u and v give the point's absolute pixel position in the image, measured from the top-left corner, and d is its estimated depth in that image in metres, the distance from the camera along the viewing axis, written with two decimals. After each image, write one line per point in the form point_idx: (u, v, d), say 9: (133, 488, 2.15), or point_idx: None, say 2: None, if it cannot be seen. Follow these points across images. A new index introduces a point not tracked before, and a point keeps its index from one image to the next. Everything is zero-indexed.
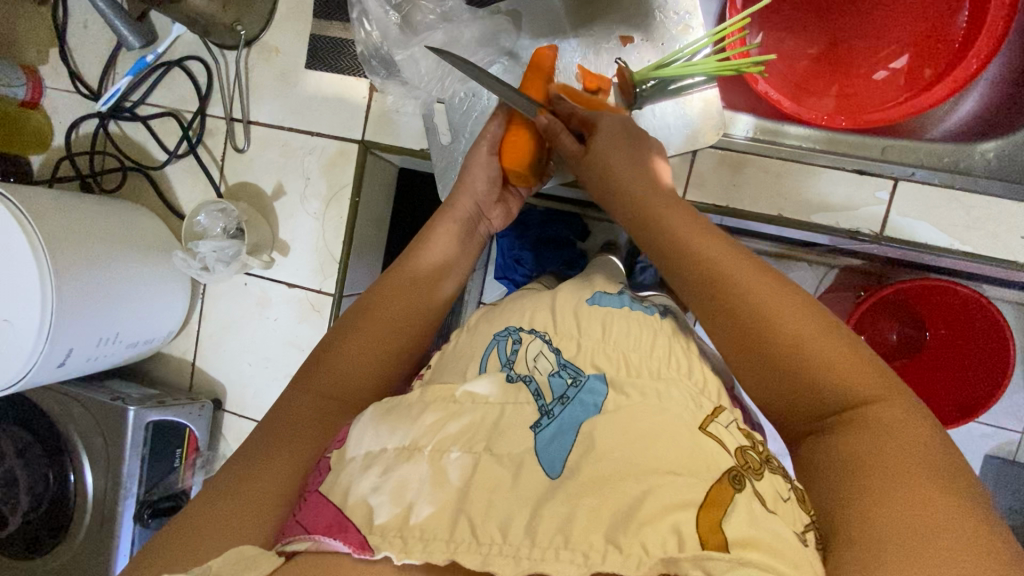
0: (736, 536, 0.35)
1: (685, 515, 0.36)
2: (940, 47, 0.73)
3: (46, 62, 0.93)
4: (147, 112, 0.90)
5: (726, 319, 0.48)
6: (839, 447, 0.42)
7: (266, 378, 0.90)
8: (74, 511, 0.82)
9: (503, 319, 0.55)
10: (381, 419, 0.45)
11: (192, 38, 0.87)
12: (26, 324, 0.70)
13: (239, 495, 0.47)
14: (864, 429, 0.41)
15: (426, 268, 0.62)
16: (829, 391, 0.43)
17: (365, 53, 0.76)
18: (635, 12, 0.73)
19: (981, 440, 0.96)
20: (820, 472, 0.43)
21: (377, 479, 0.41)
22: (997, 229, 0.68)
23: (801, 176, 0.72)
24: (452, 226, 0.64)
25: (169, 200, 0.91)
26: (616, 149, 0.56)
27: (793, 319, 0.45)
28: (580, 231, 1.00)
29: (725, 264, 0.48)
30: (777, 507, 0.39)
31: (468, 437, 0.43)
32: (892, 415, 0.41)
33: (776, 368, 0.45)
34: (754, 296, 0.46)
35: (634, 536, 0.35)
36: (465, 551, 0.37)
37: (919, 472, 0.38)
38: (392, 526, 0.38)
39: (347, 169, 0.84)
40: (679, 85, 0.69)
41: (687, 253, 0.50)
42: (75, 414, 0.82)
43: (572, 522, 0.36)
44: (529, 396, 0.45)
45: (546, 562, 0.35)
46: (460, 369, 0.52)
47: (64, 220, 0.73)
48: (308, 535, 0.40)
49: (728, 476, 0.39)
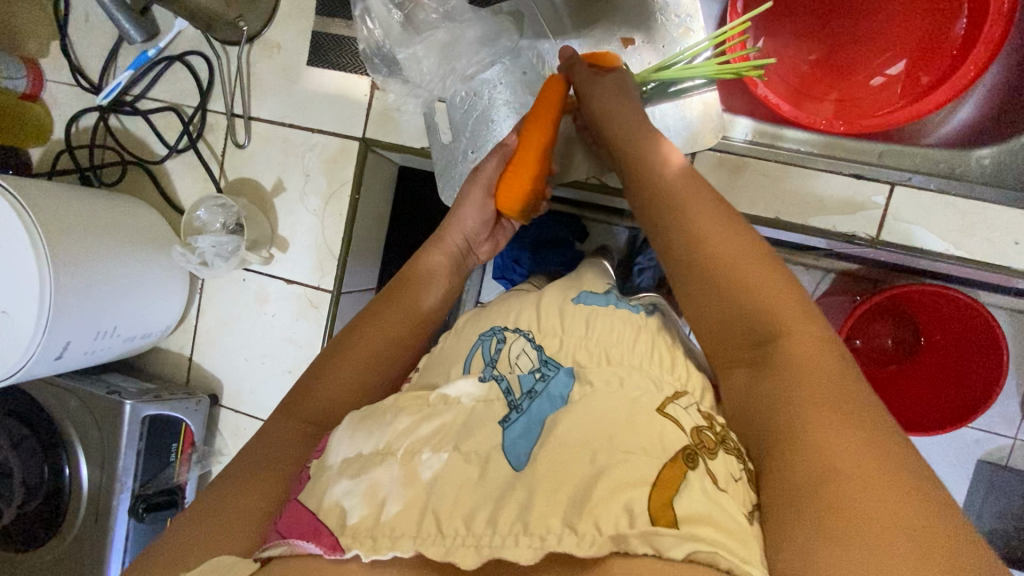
0: (686, 513, 0.35)
1: (637, 494, 0.35)
2: (938, 53, 0.74)
3: (48, 55, 0.93)
4: (148, 106, 0.90)
5: (677, 259, 0.50)
6: (763, 387, 0.42)
7: (263, 375, 0.90)
8: (68, 506, 0.82)
9: (488, 321, 0.56)
10: (356, 426, 0.45)
11: (195, 33, 0.87)
12: (23, 320, 0.70)
13: (232, 497, 0.48)
14: (785, 368, 0.42)
15: (414, 289, 0.64)
16: (764, 329, 0.44)
17: (367, 51, 0.76)
18: (634, 15, 0.73)
19: (974, 446, 0.97)
20: (749, 413, 0.43)
21: (349, 483, 0.41)
22: (988, 235, 0.69)
23: (798, 179, 0.72)
24: (442, 257, 0.67)
25: (169, 195, 0.91)
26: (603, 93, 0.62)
27: (746, 273, 0.47)
28: (579, 233, 1.01)
29: (687, 205, 0.51)
30: (730, 486, 0.38)
31: (442, 436, 0.43)
32: (813, 354, 0.42)
33: (732, 325, 0.46)
34: (706, 233, 0.49)
35: (588, 517, 0.35)
36: (430, 545, 0.36)
37: (846, 430, 0.37)
38: (364, 527, 0.38)
39: (347, 166, 0.84)
40: (680, 87, 0.71)
41: (653, 196, 0.54)
42: (71, 406, 0.82)
43: (529, 508, 0.36)
44: (499, 392, 0.46)
45: (505, 548, 0.35)
46: (444, 370, 0.53)
47: (63, 213, 0.73)
48: (284, 540, 0.39)
49: (682, 454, 0.38)
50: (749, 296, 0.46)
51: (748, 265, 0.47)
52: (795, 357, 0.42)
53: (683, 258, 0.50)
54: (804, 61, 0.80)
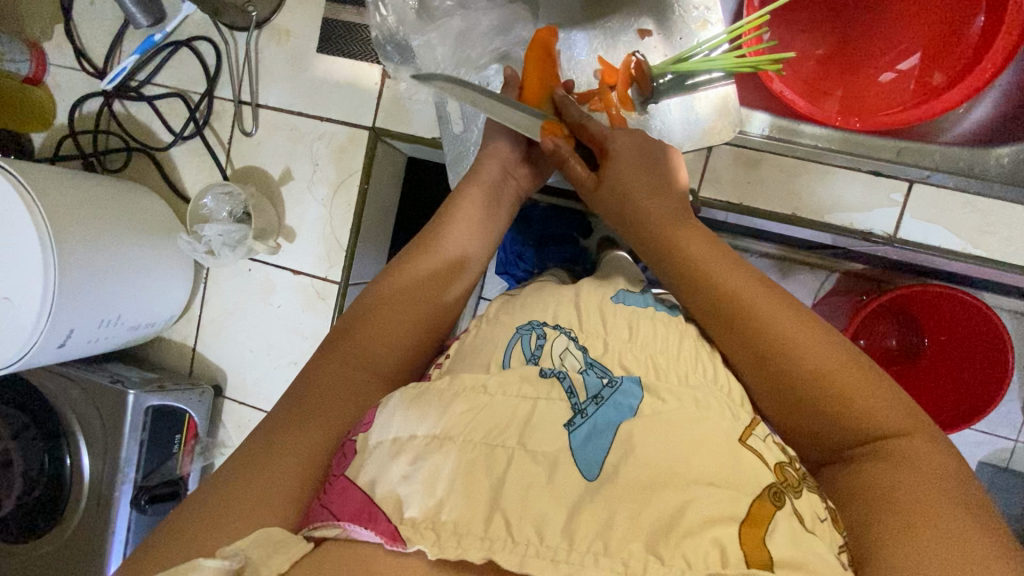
0: (780, 556, 0.35)
1: (724, 531, 0.36)
2: (952, 53, 0.73)
3: (51, 38, 0.91)
4: (153, 91, 0.88)
5: (748, 347, 0.48)
6: (867, 478, 0.42)
7: (269, 366, 0.89)
8: (69, 496, 0.81)
9: (527, 313, 0.54)
10: (409, 404, 0.44)
11: (202, 18, 0.86)
12: (27, 305, 0.69)
13: (264, 465, 0.47)
14: (892, 464, 0.42)
15: (452, 245, 0.61)
16: (860, 424, 0.44)
17: (380, 38, 0.75)
18: (653, 6, 0.72)
19: (975, 447, 0.97)
20: (848, 494, 0.44)
21: (407, 467, 0.40)
22: (1006, 234, 0.68)
23: (815, 176, 0.72)
24: (479, 192, 0.64)
25: (173, 182, 0.90)
26: (630, 175, 0.56)
27: (831, 371, 0.45)
28: (582, 228, 0.98)
29: (756, 299, 0.49)
30: (816, 526, 0.39)
31: (493, 434, 0.42)
32: (921, 452, 0.42)
33: (821, 422, 0.45)
34: (779, 328, 0.47)
35: (674, 547, 0.35)
36: (501, 551, 0.36)
37: (957, 523, 0.38)
38: (423, 519, 0.38)
39: (357, 155, 0.82)
40: (696, 81, 0.68)
41: (714, 288, 0.50)
42: (72, 396, 0.81)
43: (610, 529, 0.36)
44: (562, 393, 0.45)
45: (587, 568, 0.35)
46: (482, 361, 0.50)
47: (71, 202, 0.72)
48: (337, 522, 0.39)
49: (767, 491, 0.39)
50: (838, 393, 0.45)
51: (830, 364, 0.46)
52: (894, 451, 0.43)
53: (757, 350, 0.48)
54: (814, 54, 0.79)
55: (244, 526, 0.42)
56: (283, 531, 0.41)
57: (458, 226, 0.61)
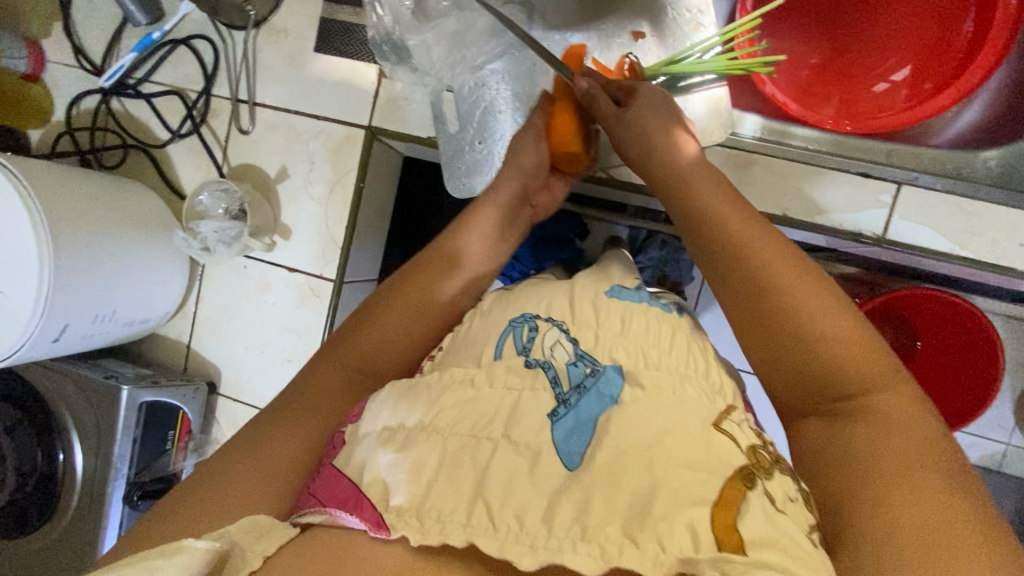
0: (752, 537, 0.34)
1: (699, 514, 0.35)
2: (941, 63, 0.74)
3: (49, 35, 0.92)
4: (151, 89, 0.89)
5: (744, 294, 0.48)
6: (851, 438, 0.42)
7: (262, 363, 0.89)
8: (60, 491, 0.80)
9: (518, 308, 0.54)
10: (398, 398, 0.45)
11: (201, 17, 0.86)
12: (20, 299, 0.69)
13: (255, 455, 0.48)
14: (875, 421, 0.42)
15: (463, 263, 0.60)
16: (847, 378, 0.44)
17: (376, 39, 0.76)
18: (646, 9, 0.73)
19: (966, 449, 0.97)
20: (829, 455, 0.43)
21: (393, 456, 0.41)
22: (992, 235, 0.69)
23: (805, 178, 0.72)
24: (495, 212, 0.62)
25: (170, 179, 0.90)
26: (647, 120, 0.56)
27: (828, 328, 0.45)
28: (580, 230, 1.00)
29: (756, 250, 0.48)
30: (788, 508, 0.37)
31: (480, 425, 0.43)
32: (906, 410, 0.42)
33: (812, 378, 0.45)
34: (780, 281, 0.47)
35: (650, 531, 0.35)
36: (482, 535, 0.36)
37: (938, 487, 0.38)
38: (409, 507, 0.39)
39: (352, 154, 0.83)
40: (689, 82, 0.70)
41: (718, 241, 0.50)
42: (67, 391, 0.81)
43: (588, 512, 0.37)
44: (546, 382, 0.45)
45: (565, 553, 0.35)
46: (475, 353, 0.51)
47: (64, 195, 0.72)
48: (324, 508, 0.40)
49: (739, 472, 0.38)
50: (829, 346, 0.44)
51: (830, 323, 0.45)
52: (886, 414, 0.42)
53: (755, 303, 0.47)
54: (808, 62, 0.80)
55: (235, 512, 0.43)
56: (268, 517, 0.41)
57: (456, 224, 0.61)
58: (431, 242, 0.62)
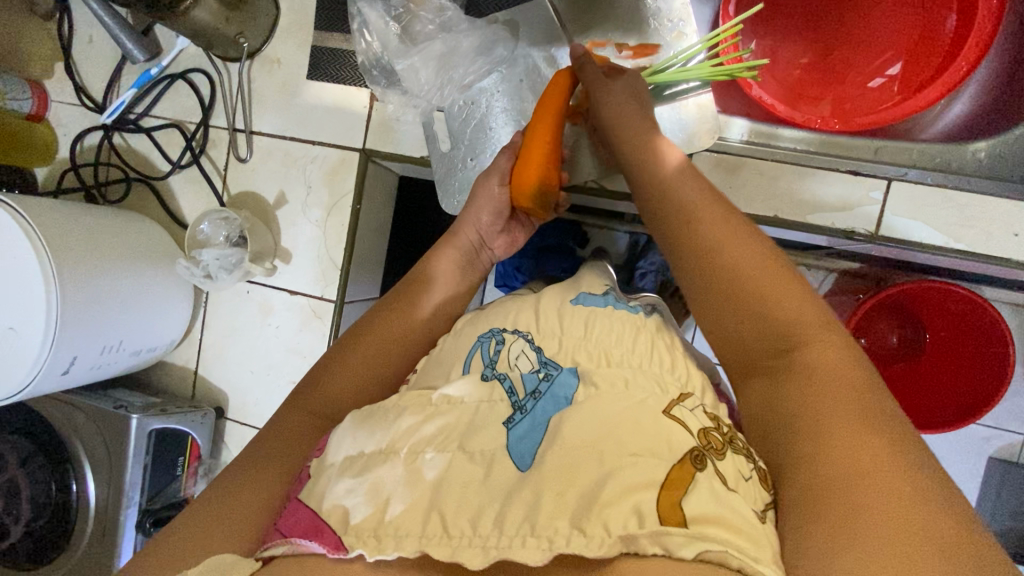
0: (695, 513, 0.35)
1: (644, 496, 0.36)
2: (931, 50, 0.75)
3: (53, 76, 0.95)
4: (151, 123, 0.91)
5: (687, 255, 0.50)
6: (783, 397, 0.43)
7: (268, 387, 0.91)
8: (77, 520, 0.82)
9: (488, 321, 0.56)
10: (359, 424, 0.46)
11: (196, 51, 0.89)
12: (30, 338, 0.70)
13: (236, 493, 0.49)
14: (801, 377, 0.42)
15: (417, 287, 0.63)
16: (783, 336, 0.44)
17: (366, 64, 0.78)
18: (628, 21, 0.75)
19: (984, 443, 0.96)
20: (769, 418, 0.44)
21: (351, 482, 0.41)
22: (986, 227, 0.69)
23: (795, 177, 0.73)
24: (453, 252, 0.66)
25: (173, 210, 0.92)
26: (618, 96, 0.60)
27: (754, 278, 0.46)
28: (579, 239, 1.01)
29: (703, 226, 0.50)
30: (739, 486, 0.39)
31: (445, 435, 0.43)
32: (837, 362, 0.42)
33: (752, 340, 0.46)
34: (716, 244, 0.48)
35: (596, 519, 0.35)
36: (436, 544, 0.36)
37: (869, 435, 0.38)
38: (367, 526, 0.39)
39: (348, 177, 0.85)
40: (676, 89, 0.71)
41: (659, 206, 0.53)
42: (78, 422, 0.82)
43: (537, 510, 0.36)
44: (503, 393, 0.46)
45: (513, 549, 0.35)
46: (444, 371, 0.52)
47: (69, 230, 0.74)
48: (285, 538, 0.40)
49: (690, 455, 0.39)
50: (763, 313, 0.45)
51: (762, 280, 0.46)
52: (818, 368, 0.42)
53: (691, 266, 0.50)
54: (799, 62, 0.81)
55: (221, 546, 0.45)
56: (235, 555, 0.42)
57: (434, 271, 0.65)
58: (397, 283, 0.65)
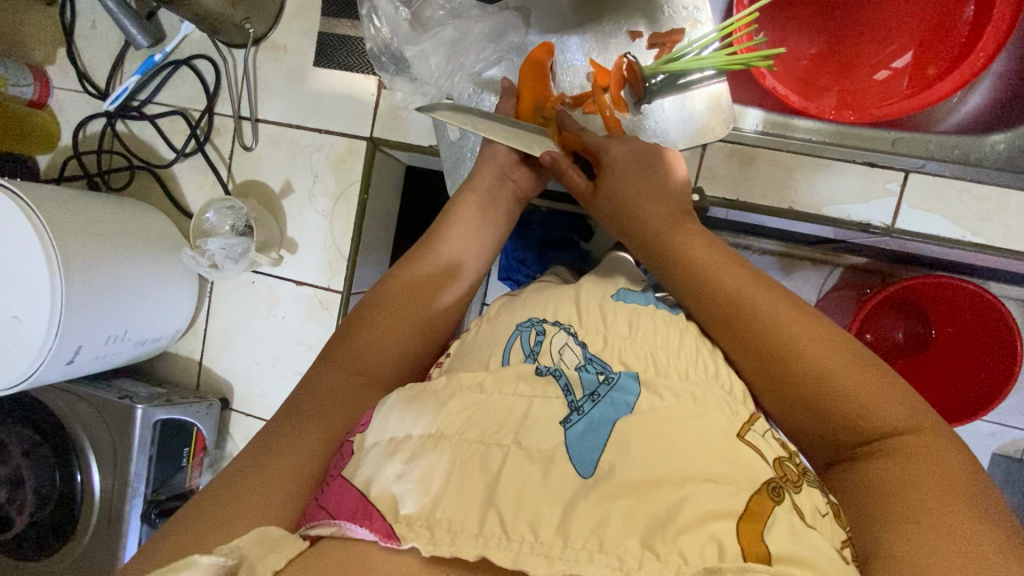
0: (778, 551, 0.35)
1: (723, 526, 0.36)
2: (944, 42, 0.73)
3: (55, 62, 0.93)
4: (156, 110, 0.90)
5: (748, 341, 0.49)
6: (872, 478, 0.43)
7: (274, 378, 0.90)
8: (81, 512, 0.81)
9: (528, 309, 0.54)
10: (405, 404, 0.45)
11: (201, 37, 0.87)
12: (35, 326, 0.70)
13: (258, 472, 0.48)
14: (897, 462, 0.42)
15: (448, 255, 0.62)
16: (866, 423, 0.44)
17: (375, 50, 0.77)
18: (644, 8, 0.73)
19: (989, 439, 0.96)
20: (856, 495, 0.43)
21: (401, 466, 0.41)
22: (1005, 220, 0.68)
23: (810, 170, 0.72)
24: (477, 205, 0.65)
25: (177, 198, 0.91)
26: (628, 178, 0.59)
27: (830, 364, 0.46)
28: (584, 231, 0.98)
29: (762, 313, 0.49)
30: (816, 521, 0.39)
31: (491, 433, 0.42)
32: (928, 449, 0.42)
33: (831, 425, 0.45)
34: (783, 331, 0.48)
35: (671, 544, 0.35)
36: (496, 548, 0.36)
37: (971, 526, 0.38)
38: (419, 516, 0.38)
39: (356, 166, 0.83)
40: (688, 80, 0.69)
41: (709, 287, 0.52)
42: (82, 413, 0.82)
43: (606, 525, 0.37)
44: (559, 391, 0.45)
45: (581, 564, 0.35)
46: (483, 357, 0.51)
47: (75, 218, 0.73)
48: (333, 520, 0.39)
49: (766, 487, 0.39)
50: (844, 399, 0.45)
51: (836, 366, 0.46)
52: (908, 453, 0.42)
53: (750, 347, 0.49)
54: (807, 53, 0.80)
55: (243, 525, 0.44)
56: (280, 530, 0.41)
57: (458, 232, 0.63)
58: (418, 241, 0.63)
